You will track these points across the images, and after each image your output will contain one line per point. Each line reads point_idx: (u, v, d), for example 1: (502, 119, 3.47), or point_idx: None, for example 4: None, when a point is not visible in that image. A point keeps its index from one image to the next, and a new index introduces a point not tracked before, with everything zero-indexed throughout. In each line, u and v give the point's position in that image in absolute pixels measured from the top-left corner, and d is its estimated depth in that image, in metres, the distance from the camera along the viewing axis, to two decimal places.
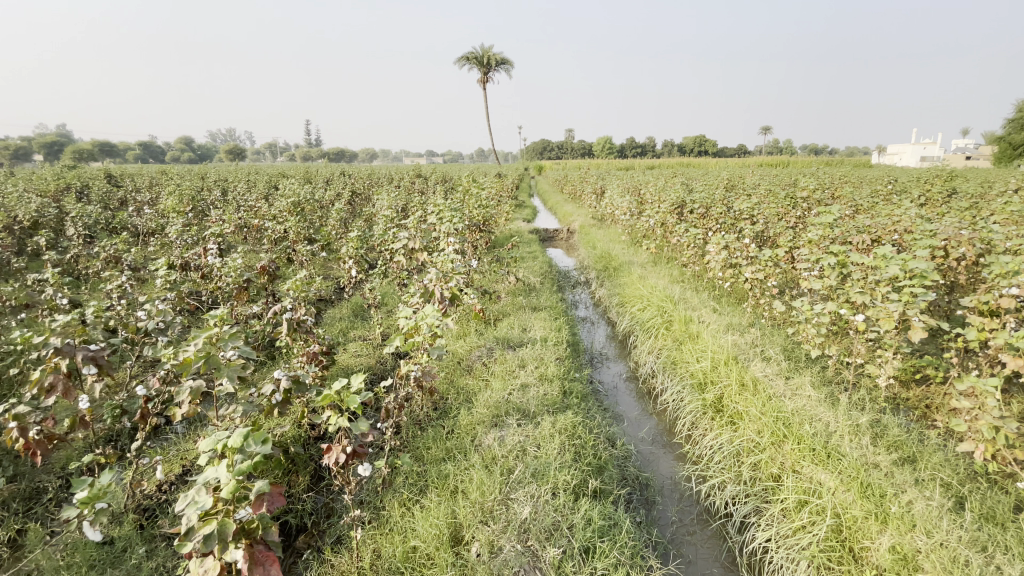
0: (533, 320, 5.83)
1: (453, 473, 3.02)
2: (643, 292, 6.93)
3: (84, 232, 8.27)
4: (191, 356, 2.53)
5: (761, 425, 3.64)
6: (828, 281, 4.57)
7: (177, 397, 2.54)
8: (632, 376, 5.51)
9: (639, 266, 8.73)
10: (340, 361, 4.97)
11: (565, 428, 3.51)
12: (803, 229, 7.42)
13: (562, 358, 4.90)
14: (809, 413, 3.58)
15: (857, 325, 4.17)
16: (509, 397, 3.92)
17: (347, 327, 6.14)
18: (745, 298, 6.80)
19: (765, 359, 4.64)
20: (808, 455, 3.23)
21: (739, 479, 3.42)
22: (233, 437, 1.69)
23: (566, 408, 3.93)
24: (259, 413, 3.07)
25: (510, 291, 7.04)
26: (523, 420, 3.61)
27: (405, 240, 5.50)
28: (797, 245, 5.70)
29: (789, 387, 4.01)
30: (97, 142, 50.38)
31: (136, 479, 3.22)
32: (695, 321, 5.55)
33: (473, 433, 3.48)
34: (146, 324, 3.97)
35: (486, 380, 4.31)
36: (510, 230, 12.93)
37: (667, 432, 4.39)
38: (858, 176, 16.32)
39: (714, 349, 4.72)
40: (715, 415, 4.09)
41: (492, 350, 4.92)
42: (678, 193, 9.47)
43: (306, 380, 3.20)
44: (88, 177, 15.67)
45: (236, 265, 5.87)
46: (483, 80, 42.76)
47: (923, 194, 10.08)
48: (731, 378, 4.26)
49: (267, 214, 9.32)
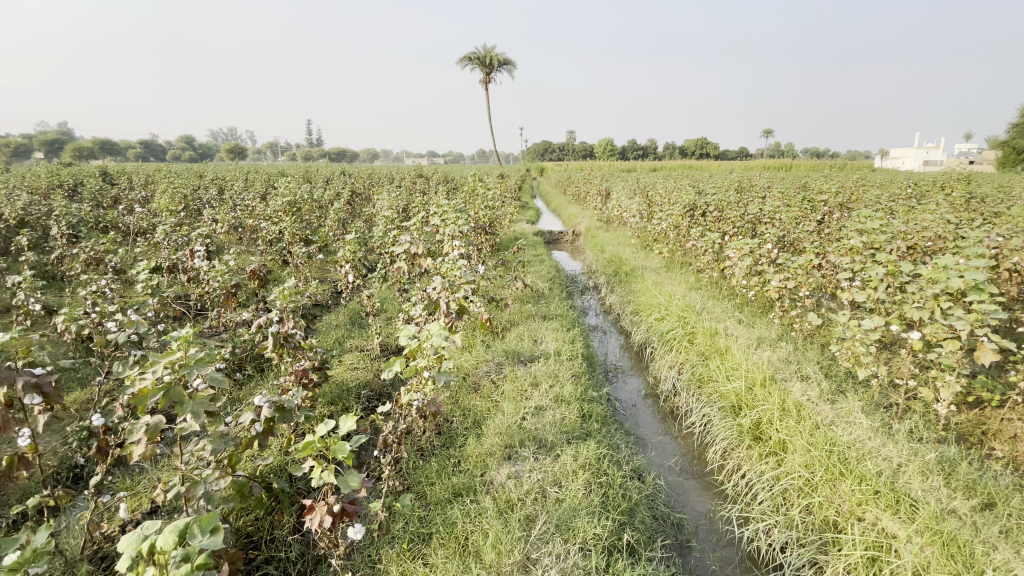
0: (543, 331, 5.37)
1: (462, 519, 2.60)
2: (660, 300, 6.47)
3: (68, 231, 7.84)
4: (149, 387, 2.09)
5: (810, 459, 3.22)
6: (875, 293, 4.12)
7: (130, 438, 2.08)
8: (651, 393, 5.07)
9: (652, 271, 8.28)
10: (334, 376, 4.54)
11: (589, 463, 3.08)
12: (828, 235, 6.96)
13: (577, 375, 4.44)
14: (867, 446, 3.14)
15: (912, 343, 3.73)
16: (523, 423, 3.48)
17: (343, 336, 5.68)
18: (769, 308, 6.34)
19: (805, 380, 4.19)
20: (873, 501, 2.80)
21: (791, 524, 2.99)
22: (161, 538, 1.37)
23: (587, 436, 3.49)
24: (237, 447, 2.63)
25: (517, 298, 6.60)
26: (539, 452, 3.17)
27: (407, 244, 5.05)
28: (832, 252, 5.25)
29: (838, 412, 3.57)
30: (97, 140, 50.25)
31: (95, 520, 2.76)
32: (722, 334, 5.10)
33: (485, 467, 3.05)
34: (117, 336, 3.52)
35: (496, 401, 3.87)
36: (514, 232, 12.44)
37: (696, 460, 3.95)
38: (869, 180, 15.78)
39: (748, 367, 4.28)
40: (753, 443, 3.65)
41: (501, 366, 4.47)
42: (691, 195, 9.00)
43: (293, 407, 2.77)
44: (84, 175, 15.18)
45: (224, 269, 5.42)
46: (484, 80, 42.28)
47: (946, 198, 9.61)
48: (770, 401, 3.81)
49: (261, 213, 8.87)
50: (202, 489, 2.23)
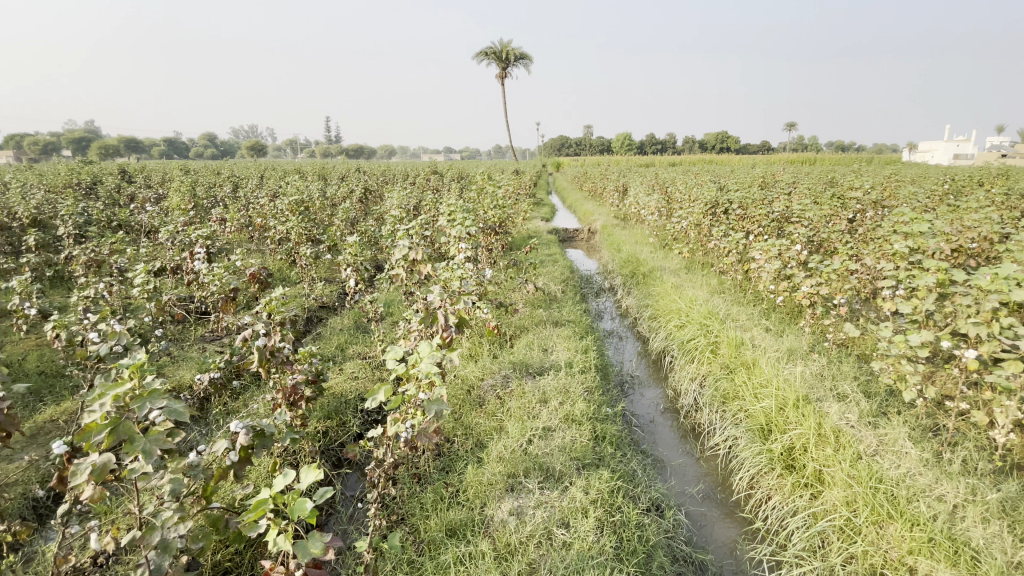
0: (555, 339, 5.04)
1: (456, 566, 2.33)
2: (680, 305, 6.09)
3: (77, 231, 7.75)
4: (97, 422, 1.87)
5: (852, 496, 2.85)
6: (923, 305, 3.68)
7: (73, 480, 1.85)
8: (671, 407, 4.72)
9: (672, 273, 7.87)
10: (332, 387, 4.30)
11: (602, 500, 2.76)
12: (862, 235, 6.45)
13: (590, 390, 4.11)
14: (918, 483, 2.77)
15: (967, 363, 3.31)
16: (529, 447, 3.18)
17: (346, 342, 5.43)
18: (798, 314, 5.90)
19: (842, 400, 3.80)
20: (927, 552, 2.43)
21: (831, 572, 2.64)
22: None
23: (600, 464, 3.16)
24: (209, 480, 2.40)
25: (528, 302, 6.29)
26: (545, 484, 2.85)
27: (408, 248, 4.74)
28: (869, 256, 4.80)
29: (879, 439, 3.19)
30: (123, 138, 51.46)
31: (62, 553, 2.56)
32: (748, 345, 4.71)
33: (485, 501, 2.76)
34: (96, 349, 3.31)
35: (501, 418, 3.58)
36: (528, 230, 12.10)
37: (720, 486, 3.61)
38: (901, 175, 14.95)
39: (779, 385, 3.89)
40: (785, 472, 3.30)
41: (508, 379, 4.16)
42: (713, 192, 8.53)
43: (271, 436, 2.51)
44: (102, 173, 15.24)
45: (221, 273, 5.21)
46: (500, 75, 41.78)
47: (990, 194, 8.92)
48: (804, 424, 3.44)
49: (269, 212, 8.69)
50: (158, 536, 2.02)
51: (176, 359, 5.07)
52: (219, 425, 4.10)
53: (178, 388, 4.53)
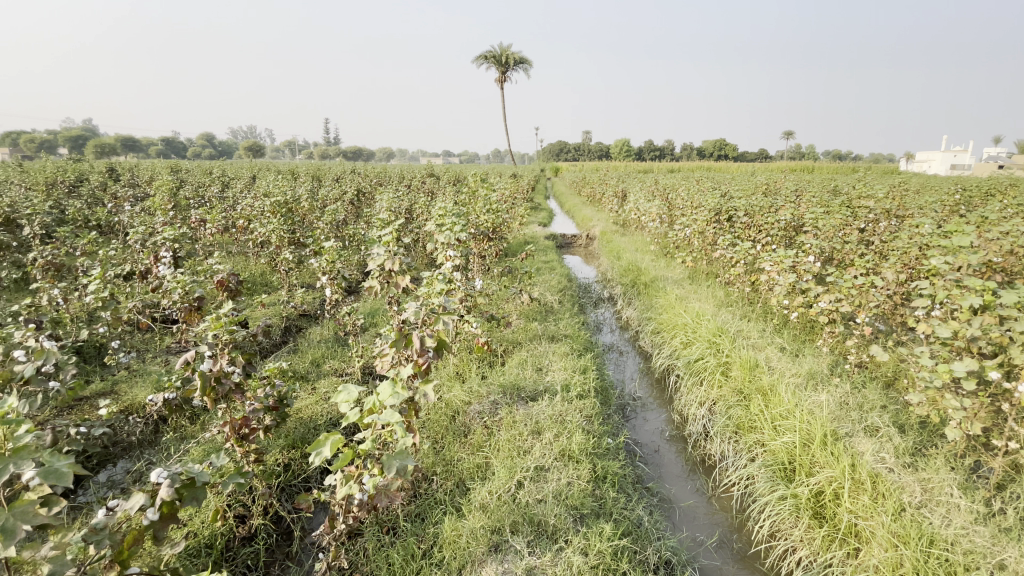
0: (550, 357, 4.59)
1: None
2: (686, 320, 5.65)
3: (42, 231, 7.20)
4: None
5: (898, 560, 2.42)
6: (967, 329, 3.23)
7: None
8: (676, 435, 4.27)
9: (675, 284, 7.44)
10: (301, 410, 3.84)
11: (604, 565, 2.33)
12: (880, 246, 5.99)
13: (589, 418, 3.66)
14: (978, 547, 2.33)
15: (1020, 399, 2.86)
16: (518, 493, 2.73)
17: (322, 356, 4.97)
18: (813, 331, 5.46)
19: (872, 434, 3.37)
20: None
21: None
22: None
23: (600, 514, 2.73)
24: (122, 545, 1.95)
25: (523, 314, 5.85)
26: (537, 543, 2.41)
27: (387, 255, 4.26)
28: (897, 271, 4.34)
29: (922, 485, 2.76)
30: (120, 137, 51.32)
31: None
32: (764, 367, 4.27)
33: (464, 563, 2.32)
34: (15, 372, 2.83)
35: (488, 453, 3.13)
36: (524, 236, 11.66)
37: (736, 533, 3.16)
38: (907, 185, 14.53)
39: (802, 417, 3.44)
40: (815, 523, 2.86)
41: (497, 405, 3.69)
42: (718, 198, 8.09)
43: (201, 487, 2.06)
44: (86, 170, 14.72)
45: (184, 278, 4.70)
46: (500, 79, 41.39)
47: (1007, 205, 8.48)
48: (835, 465, 2.99)
49: (250, 213, 8.19)
50: None
51: (134, 375, 4.59)
52: (171, 454, 3.62)
53: (130, 408, 4.06)
